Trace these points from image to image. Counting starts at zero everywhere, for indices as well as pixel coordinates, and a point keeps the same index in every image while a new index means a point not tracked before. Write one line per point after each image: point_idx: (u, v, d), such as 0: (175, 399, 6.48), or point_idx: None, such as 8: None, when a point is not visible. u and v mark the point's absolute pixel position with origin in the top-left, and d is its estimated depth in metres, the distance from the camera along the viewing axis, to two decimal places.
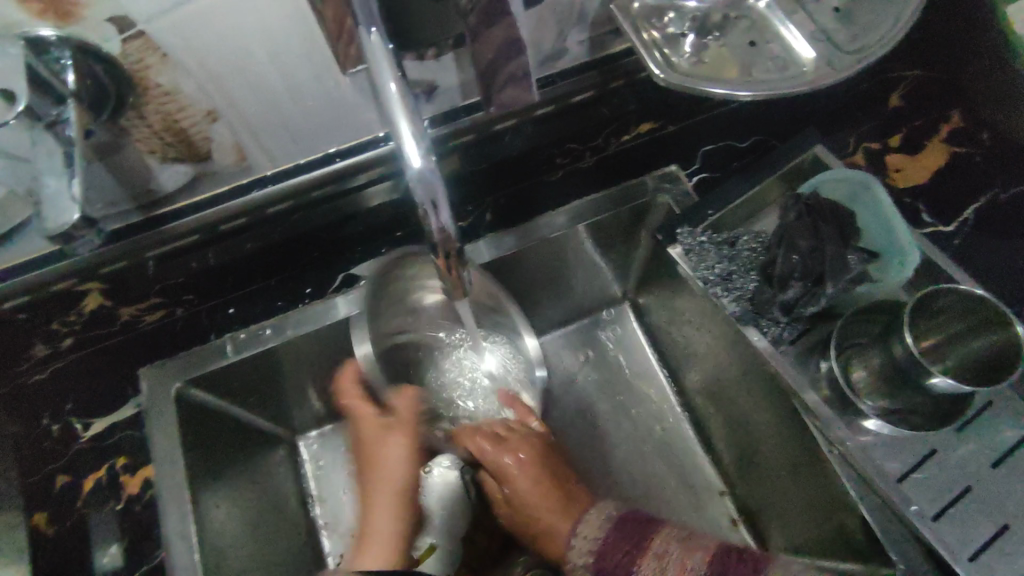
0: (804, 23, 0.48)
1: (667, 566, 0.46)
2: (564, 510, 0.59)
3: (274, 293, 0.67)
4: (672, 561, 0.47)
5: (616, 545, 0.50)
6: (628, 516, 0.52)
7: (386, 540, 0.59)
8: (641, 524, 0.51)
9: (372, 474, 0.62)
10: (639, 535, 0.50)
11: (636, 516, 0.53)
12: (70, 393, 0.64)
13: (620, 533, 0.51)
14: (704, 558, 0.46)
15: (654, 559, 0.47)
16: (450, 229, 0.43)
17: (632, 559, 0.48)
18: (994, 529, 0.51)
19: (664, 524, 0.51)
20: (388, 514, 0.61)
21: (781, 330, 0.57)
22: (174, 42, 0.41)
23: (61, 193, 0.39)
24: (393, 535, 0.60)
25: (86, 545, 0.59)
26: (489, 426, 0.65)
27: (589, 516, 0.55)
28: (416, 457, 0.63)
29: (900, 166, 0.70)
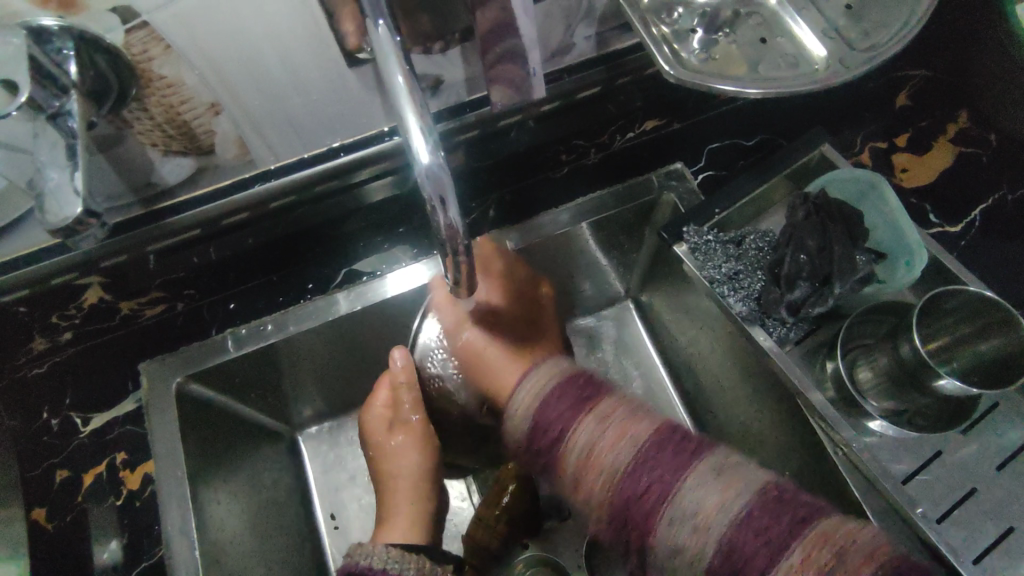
0: (815, 20, 0.47)
1: (607, 428, 0.48)
2: (520, 363, 0.58)
3: (276, 289, 0.67)
4: (614, 422, 0.48)
5: (562, 398, 0.51)
6: (573, 378, 0.53)
7: (415, 519, 0.62)
8: (581, 390, 0.51)
9: (387, 464, 0.64)
10: (584, 396, 0.51)
11: (584, 378, 0.53)
12: (69, 387, 0.63)
13: (563, 401, 0.51)
14: (650, 429, 0.47)
15: (596, 417, 0.49)
16: (458, 226, 0.42)
17: (570, 418, 0.50)
18: (999, 531, 0.51)
19: (611, 392, 0.52)
20: (408, 493, 0.63)
21: (786, 330, 0.58)
22: (178, 33, 0.40)
23: (64, 184, 0.39)
24: (413, 518, 0.62)
25: (86, 540, 0.59)
26: (485, 254, 0.61)
27: (538, 374, 0.55)
28: (428, 447, 0.64)
29: (907, 166, 0.70)
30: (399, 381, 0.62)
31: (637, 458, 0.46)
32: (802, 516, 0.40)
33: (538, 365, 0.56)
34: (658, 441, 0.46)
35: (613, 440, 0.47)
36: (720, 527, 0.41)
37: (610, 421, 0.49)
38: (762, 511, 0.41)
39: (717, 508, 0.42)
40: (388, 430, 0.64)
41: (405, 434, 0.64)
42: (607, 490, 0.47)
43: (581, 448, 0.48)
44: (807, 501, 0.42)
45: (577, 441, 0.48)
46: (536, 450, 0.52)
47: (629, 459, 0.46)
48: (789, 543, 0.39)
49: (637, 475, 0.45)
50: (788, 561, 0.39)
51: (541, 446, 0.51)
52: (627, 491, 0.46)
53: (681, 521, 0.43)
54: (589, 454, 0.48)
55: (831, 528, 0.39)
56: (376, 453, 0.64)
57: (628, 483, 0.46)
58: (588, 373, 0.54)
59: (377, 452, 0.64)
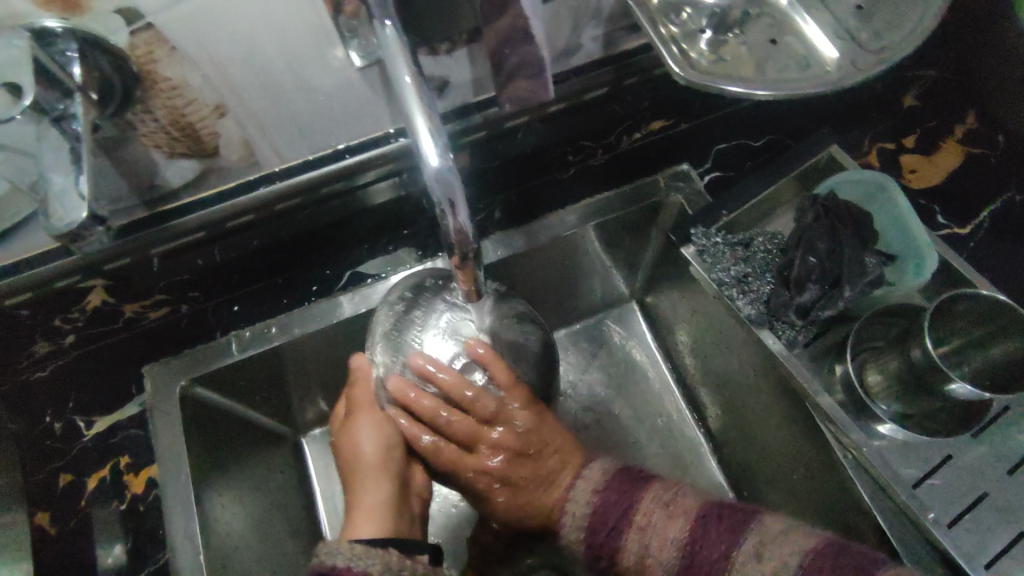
0: (826, 20, 0.47)
1: (652, 526, 0.49)
2: (561, 465, 0.58)
3: (278, 292, 0.65)
4: (659, 519, 0.49)
5: (609, 511, 0.52)
6: (617, 475, 0.55)
7: (377, 513, 0.55)
8: (622, 489, 0.53)
9: (347, 460, 0.58)
10: (626, 505, 0.52)
11: (622, 478, 0.55)
12: (71, 391, 0.62)
13: (607, 501, 0.53)
14: (686, 522, 0.48)
15: (637, 532, 0.50)
16: (467, 230, 0.42)
17: (617, 533, 0.51)
18: (1010, 536, 0.50)
19: (656, 481, 0.54)
20: (371, 481, 0.57)
21: (795, 333, 0.57)
22: (183, 35, 0.40)
23: (68, 189, 0.39)
24: (379, 509, 0.55)
25: (90, 544, 0.58)
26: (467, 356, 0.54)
27: (580, 478, 0.57)
28: (387, 440, 0.57)
29: (915, 167, 0.70)
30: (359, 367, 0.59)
31: (685, 543, 0.47)
32: (860, 564, 0.41)
33: (589, 467, 0.58)
34: (699, 526, 0.47)
35: (658, 546, 0.48)
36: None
37: (653, 514, 0.50)
38: (821, 562, 0.42)
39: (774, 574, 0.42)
40: (347, 426, 0.59)
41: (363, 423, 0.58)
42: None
43: (634, 559, 0.49)
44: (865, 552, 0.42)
45: (628, 550, 0.50)
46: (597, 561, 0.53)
47: (680, 543, 0.47)
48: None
49: (693, 573, 0.46)
50: None
51: (597, 555, 0.52)
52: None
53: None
54: (640, 560, 0.49)
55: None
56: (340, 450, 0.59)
57: (684, 574, 0.46)
58: (629, 470, 0.55)
59: (342, 453, 0.58)
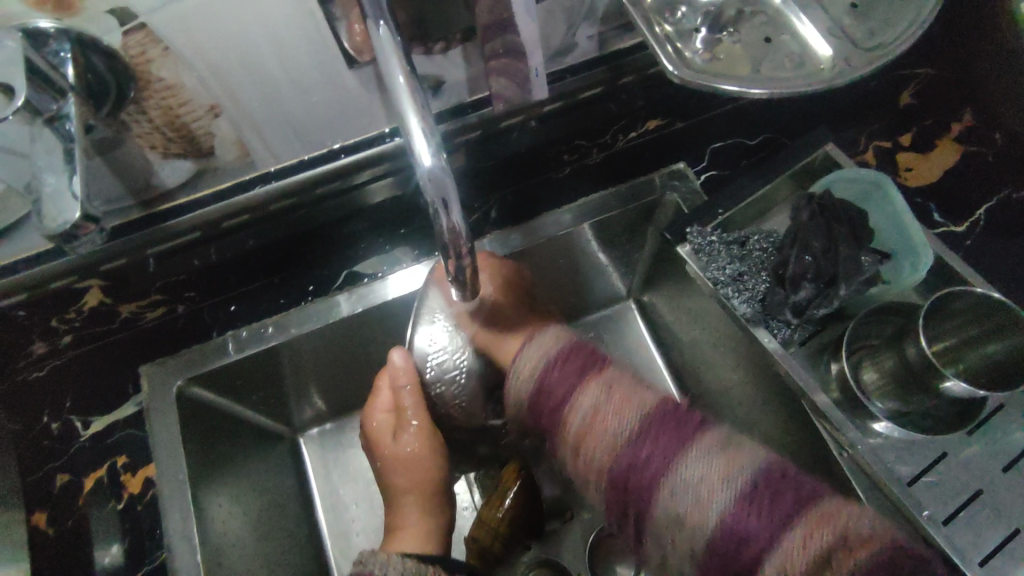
0: (819, 18, 0.47)
1: (611, 397, 0.47)
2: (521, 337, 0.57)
3: (276, 291, 0.66)
4: (617, 392, 0.48)
5: (563, 372, 0.51)
6: (576, 346, 0.53)
7: (427, 532, 0.60)
8: (584, 359, 0.51)
9: (396, 467, 0.61)
10: (582, 368, 0.50)
11: (581, 349, 0.53)
12: (70, 391, 0.63)
13: (563, 369, 0.51)
14: (642, 409, 0.46)
15: (597, 386, 0.49)
16: (461, 229, 0.42)
17: (574, 389, 0.49)
18: (1004, 533, 0.51)
19: (609, 362, 0.52)
20: (414, 501, 0.61)
21: (790, 332, 0.58)
22: (176, 35, 0.40)
23: (61, 189, 0.38)
24: (421, 530, 0.60)
25: (87, 544, 0.59)
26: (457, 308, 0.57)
27: (535, 343, 0.54)
28: (433, 454, 0.61)
29: (911, 165, 0.70)
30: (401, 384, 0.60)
31: (640, 431, 0.45)
32: (803, 496, 0.40)
33: (541, 332, 0.56)
34: (656, 419, 0.45)
35: (616, 407, 0.47)
36: (723, 500, 0.40)
37: (614, 392, 0.48)
38: (766, 490, 0.40)
39: (721, 480, 0.41)
40: (397, 434, 0.61)
41: (411, 436, 0.60)
42: (605, 461, 0.46)
43: (582, 419, 0.47)
44: (805, 485, 0.41)
45: (580, 408, 0.48)
46: (539, 422, 0.51)
47: (630, 430, 0.45)
48: (794, 517, 0.39)
49: (640, 449, 0.44)
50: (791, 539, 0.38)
51: (544, 412, 0.50)
52: (626, 466, 0.44)
53: (684, 492, 0.41)
54: (592, 420, 0.47)
55: (838, 508, 0.39)
56: (389, 461, 0.61)
57: (625, 457, 0.44)
58: (589, 346, 0.53)
59: (388, 456, 0.62)
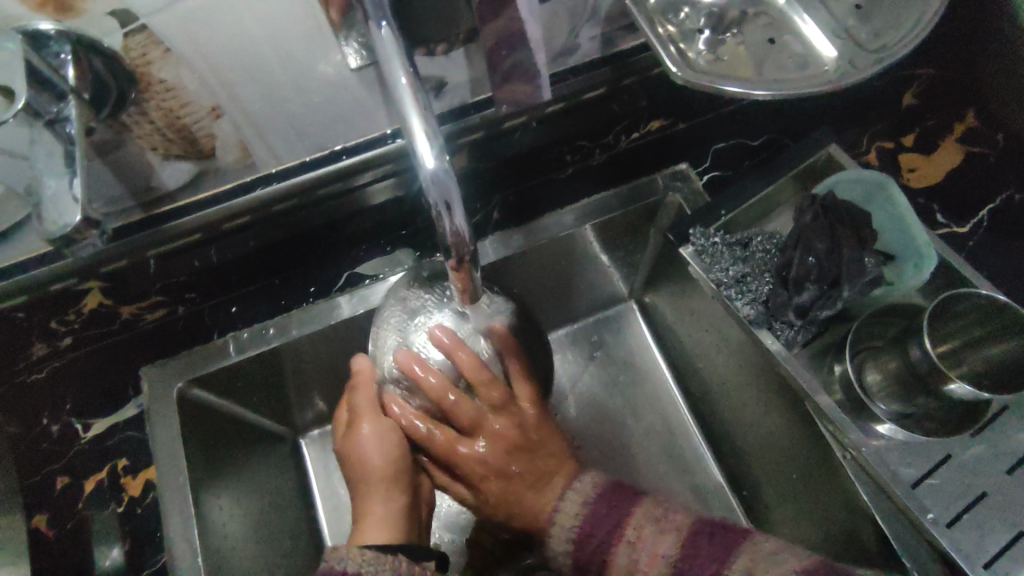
0: (824, 20, 0.46)
1: (641, 551, 0.50)
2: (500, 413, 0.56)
3: (277, 293, 0.66)
4: (666, 525, 0.50)
5: (597, 521, 0.53)
6: (607, 484, 0.56)
7: (390, 520, 0.56)
8: (614, 494, 0.55)
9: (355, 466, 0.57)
10: (615, 518, 0.53)
11: (614, 486, 0.56)
12: (69, 393, 0.62)
13: (596, 511, 0.54)
14: (678, 540, 0.49)
15: (627, 545, 0.51)
16: (463, 232, 0.42)
17: (606, 546, 0.52)
18: (1010, 534, 0.50)
19: (643, 496, 0.54)
20: (378, 491, 0.57)
21: (793, 332, 0.57)
22: (177, 36, 0.40)
23: (62, 193, 0.38)
24: (387, 517, 0.56)
25: (87, 547, 0.58)
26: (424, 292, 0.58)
27: (570, 486, 0.57)
28: (392, 446, 0.56)
29: (915, 165, 0.70)
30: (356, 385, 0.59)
31: (685, 564, 0.47)
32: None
33: (577, 478, 0.58)
34: (690, 541, 0.49)
35: (653, 556, 0.49)
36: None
37: (658, 527, 0.50)
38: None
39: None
40: (350, 434, 0.57)
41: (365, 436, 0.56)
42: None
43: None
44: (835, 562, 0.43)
45: (617, 561, 0.51)
46: (580, 567, 0.54)
47: (670, 569, 0.48)
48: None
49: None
50: None
51: (586, 561, 0.53)
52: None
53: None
54: (634, 571, 0.50)
55: None
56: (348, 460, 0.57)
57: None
58: (618, 481, 0.57)
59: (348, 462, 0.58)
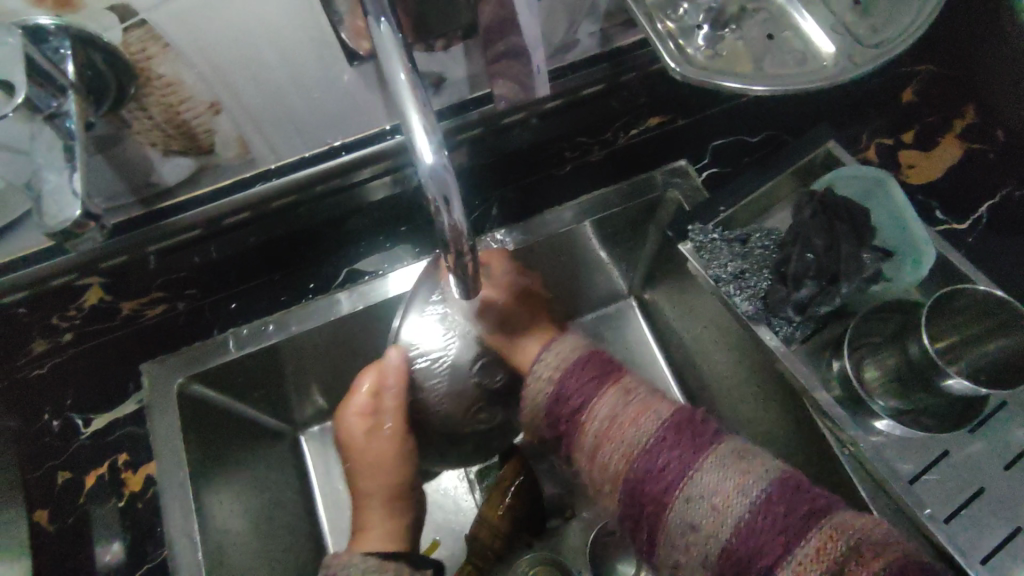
0: (823, 16, 0.46)
1: (629, 403, 0.48)
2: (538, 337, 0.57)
3: (278, 289, 0.66)
4: (635, 399, 0.49)
5: (579, 375, 0.51)
6: (594, 354, 0.53)
7: (393, 530, 0.57)
8: (600, 367, 0.52)
9: (365, 471, 0.58)
10: (597, 376, 0.51)
11: (601, 358, 0.53)
12: (71, 388, 0.63)
13: (578, 379, 0.50)
14: (664, 412, 0.47)
15: (617, 392, 0.49)
16: (462, 227, 0.41)
17: (591, 395, 0.49)
18: (1008, 530, 0.50)
19: (628, 374, 0.52)
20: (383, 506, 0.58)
21: (792, 329, 0.57)
22: (176, 31, 0.40)
23: (62, 186, 0.38)
24: (391, 530, 0.57)
25: (88, 542, 0.59)
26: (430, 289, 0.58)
27: (552, 349, 0.54)
28: (405, 454, 0.59)
29: (914, 161, 0.70)
30: (388, 383, 0.58)
31: (656, 439, 0.46)
32: (814, 508, 0.40)
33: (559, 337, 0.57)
34: (675, 425, 0.46)
35: (635, 416, 0.47)
36: (738, 510, 0.41)
37: (631, 399, 0.49)
38: (781, 500, 0.41)
39: (734, 492, 0.42)
40: (371, 434, 0.59)
41: (388, 440, 0.59)
42: (620, 465, 0.46)
43: (599, 425, 0.48)
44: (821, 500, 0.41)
45: (598, 414, 0.48)
46: (555, 428, 0.51)
47: (647, 438, 0.46)
48: (805, 530, 0.39)
49: (653, 459, 0.45)
50: (802, 554, 0.38)
51: (560, 421, 0.50)
52: (642, 474, 0.45)
53: (698, 500, 0.42)
54: (609, 426, 0.47)
55: (851, 521, 0.40)
56: (356, 463, 0.59)
57: (641, 466, 0.45)
58: (605, 355, 0.53)
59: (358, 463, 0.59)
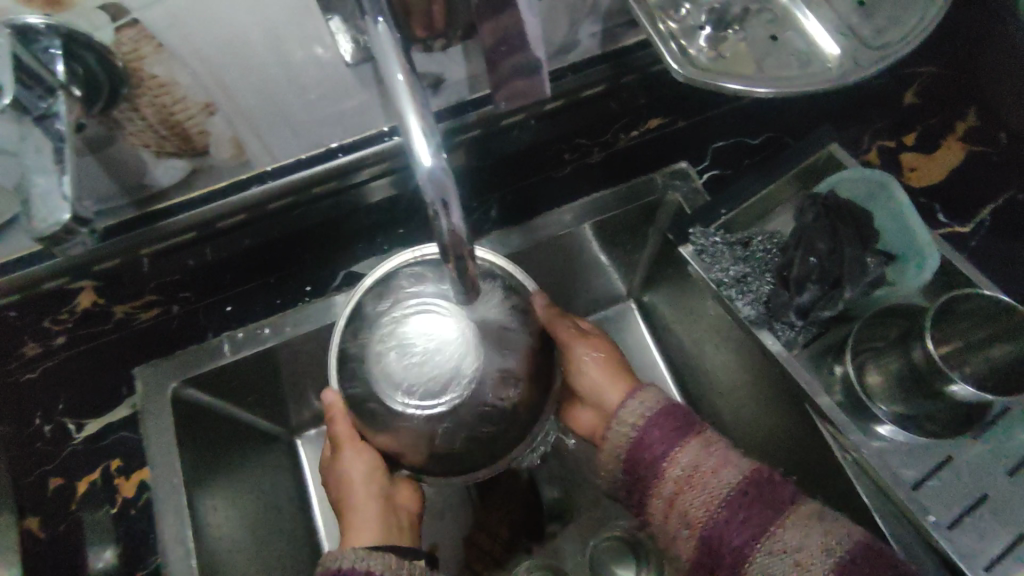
0: (827, 16, 0.46)
1: (713, 453, 0.50)
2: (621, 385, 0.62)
3: (273, 292, 0.65)
4: (717, 452, 0.50)
5: (661, 426, 0.53)
6: (674, 405, 0.54)
7: (381, 526, 0.58)
8: (681, 418, 0.53)
9: (343, 488, 0.60)
10: (680, 427, 0.52)
11: (682, 411, 0.54)
12: (62, 392, 0.62)
13: (660, 430, 0.52)
14: (746, 467, 0.48)
15: (698, 443, 0.51)
16: (462, 231, 0.40)
17: (671, 446, 0.51)
18: (1011, 539, 0.49)
19: (707, 427, 0.53)
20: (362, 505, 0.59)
21: (794, 333, 0.56)
22: (168, 30, 0.39)
23: (50, 189, 0.37)
24: (375, 528, 0.58)
25: (79, 549, 0.58)
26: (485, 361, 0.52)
27: (638, 396, 0.56)
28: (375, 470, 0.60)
29: (914, 164, 0.70)
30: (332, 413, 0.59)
31: (736, 492, 0.47)
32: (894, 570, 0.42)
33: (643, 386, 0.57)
34: (753, 480, 0.47)
35: (717, 470, 0.48)
36: (817, 570, 0.43)
37: (712, 451, 0.50)
38: (863, 561, 0.43)
39: (819, 550, 0.44)
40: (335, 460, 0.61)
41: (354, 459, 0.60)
42: (696, 519, 0.48)
43: (678, 476, 0.49)
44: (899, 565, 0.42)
45: (679, 463, 0.50)
46: (631, 478, 0.53)
47: (724, 492, 0.47)
48: None
49: (734, 513, 0.47)
50: None
51: (640, 470, 0.52)
52: (714, 526, 0.47)
53: (778, 555, 0.44)
54: (690, 475, 0.49)
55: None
56: (336, 485, 0.60)
57: (718, 520, 0.47)
58: (686, 407, 0.55)
59: (336, 484, 0.60)
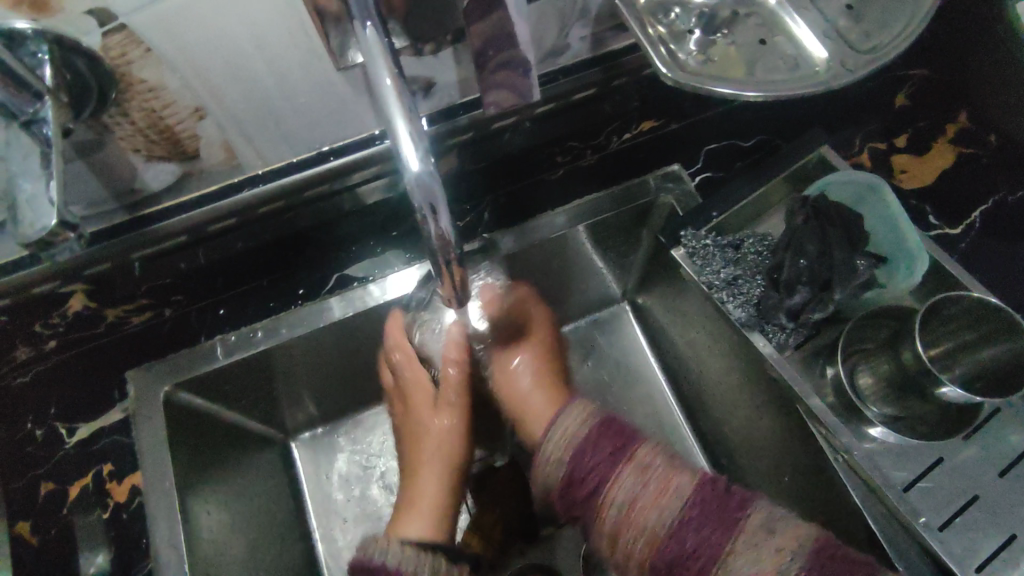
0: (816, 21, 0.46)
1: (647, 482, 0.45)
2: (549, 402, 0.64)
3: (267, 294, 0.65)
4: (653, 477, 0.46)
5: (592, 446, 0.49)
6: (605, 424, 0.50)
7: (432, 510, 0.59)
8: (615, 437, 0.49)
9: (417, 443, 0.64)
10: (613, 448, 0.48)
11: (615, 426, 0.50)
12: (54, 397, 0.62)
13: (597, 451, 0.48)
14: (688, 488, 0.45)
15: (634, 468, 0.47)
16: (449, 234, 0.41)
17: (606, 470, 0.47)
18: (1002, 538, 0.50)
19: (640, 441, 0.49)
20: (426, 474, 0.62)
21: (785, 336, 0.57)
22: (157, 35, 0.39)
23: (38, 194, 0.38)
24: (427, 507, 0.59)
25: (71, 553, 0.58)
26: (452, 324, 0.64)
27: (561, 418, 0.52)
28: (460, 437, 0.64)
29: (906, 167, 0.69)
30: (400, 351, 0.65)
31: (679, 521, 0.43)
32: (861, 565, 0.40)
33: (568, 404, 0.54)
34: (697, 502, 0.44)
35: (654, 496, 0.45)
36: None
37: (648, 474, 0.46)
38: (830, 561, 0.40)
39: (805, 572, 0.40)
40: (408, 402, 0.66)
41: (440, 424, 0.64)
42: (644, 551, 0.44)
43: (616, 512, 0.46)
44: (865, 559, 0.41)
45: (619, 493, 0.46)
46: (569, 506, 0.50)
47: (671, 520, 0.44)
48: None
49: (682, 539, 0.43)
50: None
51: (577, 497, 0.48)
52: (668, 557, 0.43)
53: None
54: (628, 510, 0.45)
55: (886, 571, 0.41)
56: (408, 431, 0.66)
57: (666, 550, 0.43)
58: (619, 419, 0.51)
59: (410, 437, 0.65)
